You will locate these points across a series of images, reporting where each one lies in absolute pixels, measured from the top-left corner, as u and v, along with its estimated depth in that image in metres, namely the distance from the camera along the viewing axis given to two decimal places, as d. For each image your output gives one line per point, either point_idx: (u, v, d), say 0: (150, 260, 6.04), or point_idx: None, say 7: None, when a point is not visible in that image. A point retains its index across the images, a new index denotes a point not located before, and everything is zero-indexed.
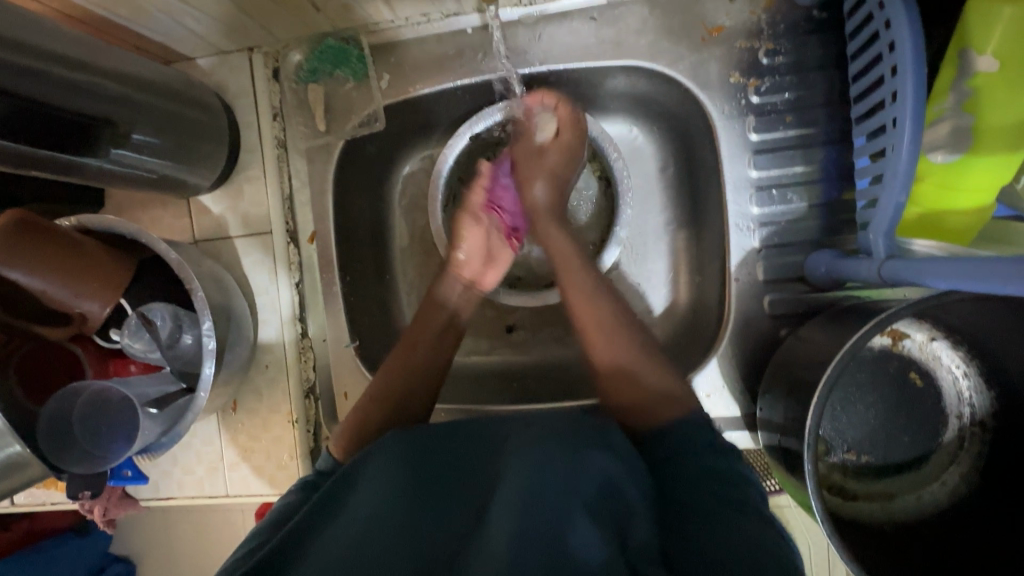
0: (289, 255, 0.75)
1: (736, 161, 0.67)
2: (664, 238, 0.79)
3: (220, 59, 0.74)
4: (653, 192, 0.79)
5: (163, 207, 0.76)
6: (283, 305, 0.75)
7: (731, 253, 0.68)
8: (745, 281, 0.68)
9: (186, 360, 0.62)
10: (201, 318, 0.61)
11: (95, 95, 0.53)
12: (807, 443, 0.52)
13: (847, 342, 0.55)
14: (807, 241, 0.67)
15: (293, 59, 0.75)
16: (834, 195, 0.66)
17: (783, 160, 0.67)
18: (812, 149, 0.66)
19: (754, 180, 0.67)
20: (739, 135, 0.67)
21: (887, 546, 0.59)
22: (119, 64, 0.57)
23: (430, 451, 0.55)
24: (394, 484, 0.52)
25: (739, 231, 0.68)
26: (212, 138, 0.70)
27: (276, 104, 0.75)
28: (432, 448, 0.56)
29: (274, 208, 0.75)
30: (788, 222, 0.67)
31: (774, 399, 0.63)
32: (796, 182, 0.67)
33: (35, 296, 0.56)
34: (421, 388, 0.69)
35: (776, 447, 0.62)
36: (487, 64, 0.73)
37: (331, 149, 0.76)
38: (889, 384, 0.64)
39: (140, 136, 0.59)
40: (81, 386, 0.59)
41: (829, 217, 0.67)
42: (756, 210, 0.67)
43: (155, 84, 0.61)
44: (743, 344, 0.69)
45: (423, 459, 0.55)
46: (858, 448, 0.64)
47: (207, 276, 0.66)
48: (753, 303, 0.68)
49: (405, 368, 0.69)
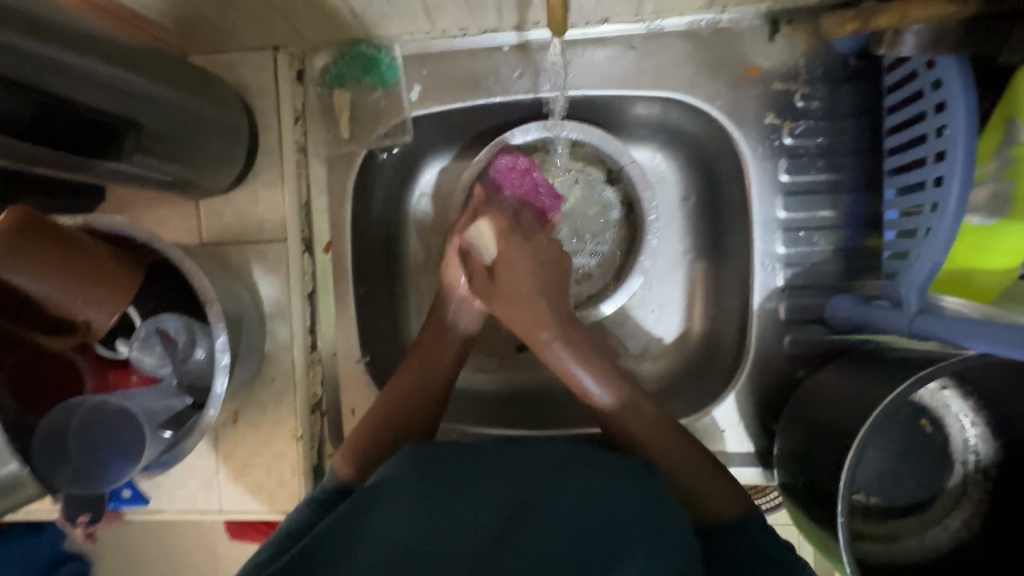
0: (304, 265, 0.73)
1: (766, 201, 0.68)
2: (682, 268, 0.79)
3: (243, 55, 0.70)
4: (674, 221, 0.79)
5: (170, 207, 0.72)
6: (295, 317, 0.72)
7: (755, 291, 0.69)
8: (766, 318, 0.69)
9: (197, 375, 0.59)
10: (216, 333, 0.58)
11: (124, 91, 0.50)
12: (841, 493, 0.53)
13: (868, 390, 0.56)
14: (826, 284, 0.68)
15: (319, 63, 0.73)
16: (857, 240, 0.67)
17: (810, 203, 0.68)
18: (838, 194, 0.67)
19: (783, 220, 0.68)
20: (771, 175, 0.68)
21: None
22: (143, 59, 0.53)
23: (455, 462, 0.53)
24: (416, 488, 0.50)
25: (764, 269, 0.69)
26: (230, 139, 0.67)
27: (298, 107, 0.72)
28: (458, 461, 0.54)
29: (290, 214, 0.72)
30: (812, 263, 0.68)
31: (791, 441, 0.64)
32: (823, 225, 0.68)
33: (35, 301, 0.52)
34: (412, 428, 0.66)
35: (791, 488, 0.63)
36: (522, 83, 0.72)
37: (353, 158, 0.74)
38: (900, 429, 0.65)
39: (155, 137, 0.55)
40: (80, 400, 0.55)
41: (851, 262, 0.68)
42: (782, 250, 0.68)
43: (179, 81, 0.58)
44: (760, 380, 0.69)
45: (442, 465, 0.53)
46: (866, 488, 0.66)
47: (220, 284, 0.63)
48: (773, 343, 0.69)
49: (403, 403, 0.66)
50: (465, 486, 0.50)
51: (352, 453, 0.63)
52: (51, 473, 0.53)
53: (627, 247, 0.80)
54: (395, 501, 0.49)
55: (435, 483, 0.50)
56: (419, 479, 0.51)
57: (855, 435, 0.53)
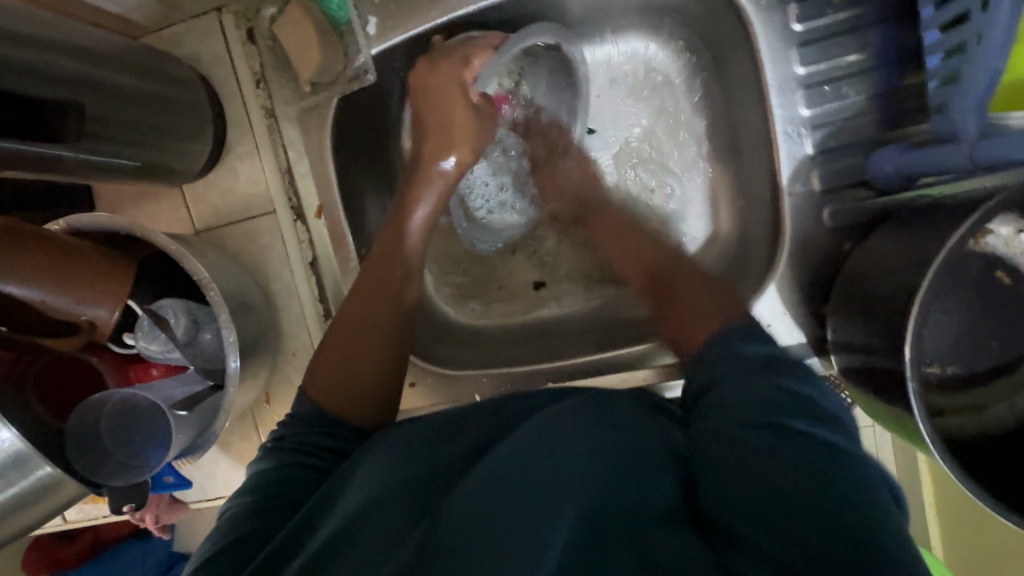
0: (299, 233, 0.70)
1: (779, 59, 0.59)
2: (697, 163, 0.74)
3: (188, 26, 0.67)
4: (677, 111, 0.75)
5: (157, 200, 0.70)
6: (301, 287, 0.70)
7: (782, 166, 0.61)
8: (800, 194, 0.61)
9: (209, 356, 0.58)
10: (217, 313, 0.57)
11: (49, 72, 0.48)
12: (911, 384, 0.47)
13: (926, 242, 0.49)
14: (867, 142, 0.60)
15: (267, 14, 0.68)
16: (896, 82, 0.58)
17: (831, 50, 0.59)
18: (863, 32, 0.58)
19: (803, 76, 0.59)
20: (782, 27, 0.59)
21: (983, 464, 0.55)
22: (75, 40, 0.51)
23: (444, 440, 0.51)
24: (397, 465, 0.48)
25: (789, 138, 0.60)
26: (193, 117, 0.64)
27: (256, 69, 0.68)
28: (444, 437, 0.51)
29: (273, 184, 0.69)
30: (844, 121, 0.60)
31: (847, 320, 0.57)
32: (851, 71, 0.59)
33: (32, 307, 0.52)
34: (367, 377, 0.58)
35: (852, 371, 0.57)
36: None
37: (323, 111, 0.68)
38: (972, 287, 0.58)
39: (110, 119, 0.54)
40: (104, 396, 0.55)
41: (892, 108, 0.59)
42: (806, 111, 0.60)
43: (119, 61, 0.55)
44: (804, 262, 0.62)
45: (427, 440, 0.51)
46: (940, 360, 0.59)
47: (214, 265, 0.62)
48: (812, 220, 0.61)
49: (347, 337, 0.59)
50: (452, 459, 0.48)
51: (333, 377, 0.57)
52: (93, 470, 0.54)
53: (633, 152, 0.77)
54: (376, 474, 0.47)
55: (406, 466, 0.47)
56: (391, 460, 0.48)
57: (914, 292, 0.47)
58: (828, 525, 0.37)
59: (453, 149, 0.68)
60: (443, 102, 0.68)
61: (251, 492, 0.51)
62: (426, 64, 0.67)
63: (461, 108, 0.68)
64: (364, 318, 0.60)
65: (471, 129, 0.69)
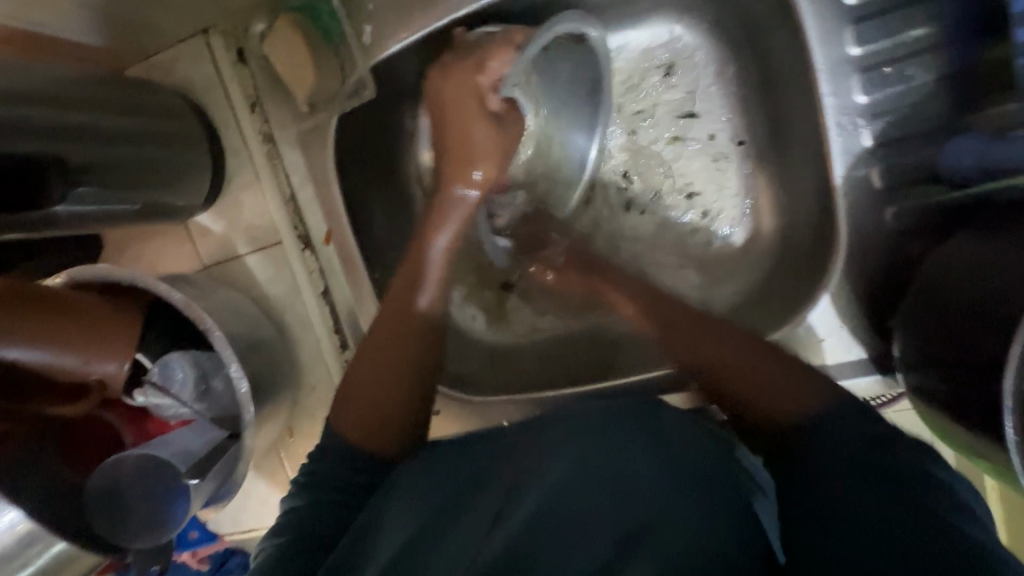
0: (308, 263, 0.66)
1: (830, 39, 0.50)
2: (734, 157, 0.67)
3: (177, 51, 0.63)
4: (713, 100, 0.67)
5: (163, 236, 0.68)
6: (315, 319, 0.67)
7: (835, 162, 0.52)
8: (858, 193, 0.53)
9: (224, 404, 0.57)
10: (226, 361, 0.54)
11: (32, 128, 0.45)
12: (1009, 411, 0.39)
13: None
14: (931, 128, 0.53)
15: (257, 31, 0.62)
16: (966, 56, 0.51)
17: (892, 24, 0.51)
18: (930, 0, 0.50)
19: (857, 59, 0.51)
20: (834, 1, 0.50)
21: None
22: (56, 87, 0.48)
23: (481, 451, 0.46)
24: (443, 496, 0.42)
25: (843, 130, 0.52)
26: (190, 151, 0.61)
27: (250, 91, 0.64)
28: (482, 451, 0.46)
29: (277, 213, 0.65)
30: (906, 106, 0.52)
31: (916, 337, 0.50)
32: (914, 50, 0.51)
33: (39, 371, 0.50)
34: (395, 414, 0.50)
35: (929, 395, 0.49)
36: None
37: (324, 131, 0.61)
38: None
39: (101, 165, 0.51)
40: (117, 458, 0.53)
41: (961, 89, 0.51)
42: (863, 98, 0.52)
43: (104, 101, 0.52)
44: (864, 268, 0.55)
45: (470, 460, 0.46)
46: None
47: (222, 306, 0.60)
48: (870, 221, 0.54)
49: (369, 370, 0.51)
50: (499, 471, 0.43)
51: (354, 416, 0.50)
52: (117, 535, 0.52)
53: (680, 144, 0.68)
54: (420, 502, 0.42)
55: (449, 495, 0.42)
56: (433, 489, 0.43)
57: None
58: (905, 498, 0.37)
59: (475, 164, 0.58)
60: (452, 111, 0.58)
61: (284, 523, 0.46)
62: (442, 65, 0.59)
63: (479, 122, 0.58)
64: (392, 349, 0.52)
65: (498, 146, 0.59)
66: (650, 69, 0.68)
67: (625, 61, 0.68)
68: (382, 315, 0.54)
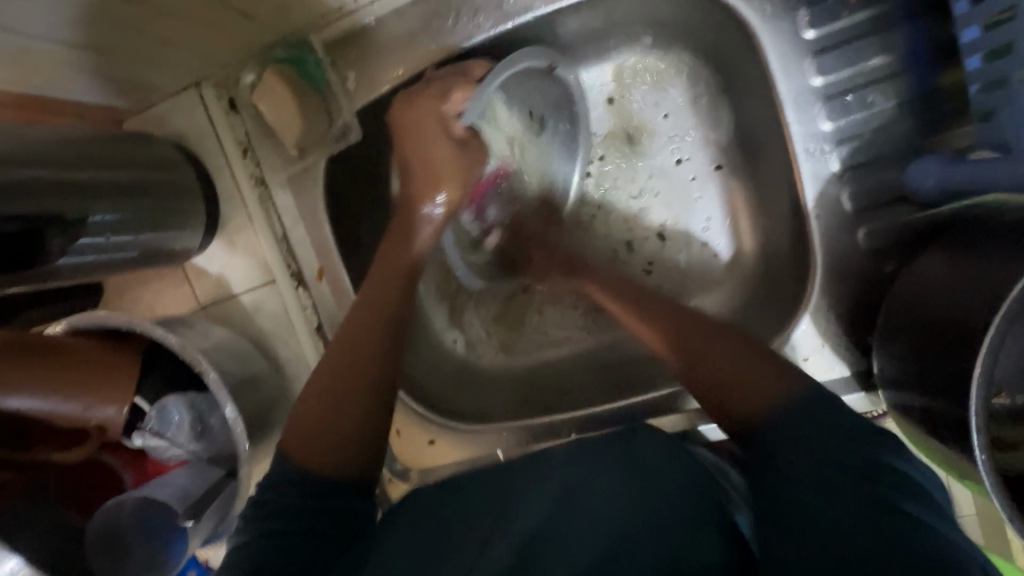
0: (301, 300, 0.68)
1: (792, 72, 0.53)
2: (712, 181, 0.69)
3: (171, 103, 0.66)
4: (689, 127, 0.69)
5: (160, 279, 0.70)
6: (309, 354, 0.68)
7: (806, 187, 0.55)
8: (830, 215, 0.55)
9: (221, 444, 0.58)
10: (221, 402, 0.55)
11: (33, 187, 0.47)
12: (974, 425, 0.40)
13: (992, 274, 0.42)
14: (901, 150, 0.54)
15: (247, 81, 0.65)
16: (928, 82, 0.52)
17: (852, 54, 0.52)
18: (887, 30, 0.52)
19: (820, 89, 0.53)
20: (791, 37, 0.53)
21: None
22: (57, 146, 0.51)
23: (469, 492, 0.47)
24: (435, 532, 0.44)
25: (811, 156, 0.54)
26: (185, 197, 0.63)
27: (241, 138, 0.67)
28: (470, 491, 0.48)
29: (270, 252, 0.67)
30: (873, 131, 0.54)
31: (894, 355, 0.51)
32: (875, 78, 0.53)
33: (42, 418, 0.52)
34: (353, 443, 0.50)
35: (908, 412, 0.50)
36: (460, 30, 0.62)
37: (314, 174, 0.66)
38: None
39: (99, 217, 0.53)
40: (120, 499, 0.54)
41: (925, 112, 0.53)
42: (828, 125, 0.54)
43: (101, 156, 0.54)
44: (842, 288, 0.56)
45: (453, 500, 0.47)
46: (1009, 388, 0.52)
47: (218, 346, 0.61)
48: (845, 243, 0.55)
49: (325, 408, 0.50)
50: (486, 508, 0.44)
51: (319, 439, 0.49)
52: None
53: (660, 164, 0.70)
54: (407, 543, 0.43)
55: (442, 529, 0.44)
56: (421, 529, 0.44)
57: (992, 321, 0.40)
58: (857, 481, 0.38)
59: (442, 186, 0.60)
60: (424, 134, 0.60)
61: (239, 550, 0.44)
62: (415, 99, 0.60)
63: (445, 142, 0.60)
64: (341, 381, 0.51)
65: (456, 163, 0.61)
66: (627, 99, 0.71)
67: (598, 91, 0.71)
68: (351, 328, 0.55)
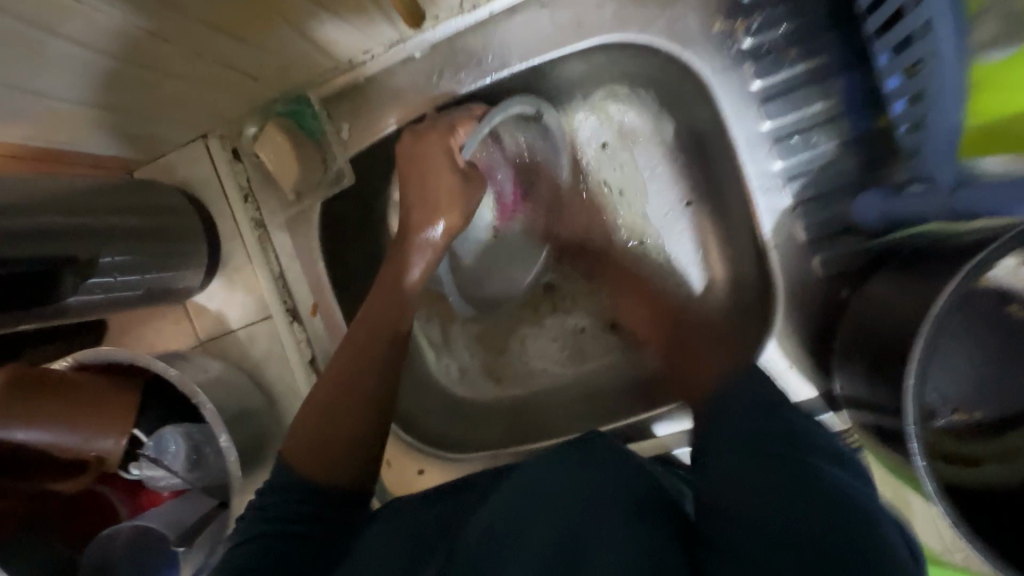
0: (296, 334, 0.71)
1: (743, 118, 0.59)
2: (682, 217, 0.74)
3: (179, 153, 0.71)
4: (659, 168, 0.75)
5: (162, 316, 0.73)
6: (302, 387, 0.71)
7: (763, 220, 0.60)
8: (787, 246, 0.60)
9: (214, 474, 0.60)
10: (216, 431, 0.58)
11: (52, 232, 0.52)
12: (913, 432, 0.43)
13: (918, 295, 0.46)
14: (850, 184, 0.58)
15: (250, 133, 0.71)
16: (868, 124, 0.57)
17: (797, 101, 0.58)
18: (826, 80, 0.58)
19: (769, 132, 0.59)
20: (738, 88, 0.59)
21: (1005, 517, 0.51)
22: (74, 195, 0.55)
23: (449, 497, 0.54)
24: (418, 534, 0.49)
25: (766, 192, 0.59)
26: (189, 239, 0.67)
27: (244, 184, 0.72)
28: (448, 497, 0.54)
29: (267, 290, 0.71)
30: (820, 169, 0.59)
31: (852, 375, 0.54)
32: (819, 121, 0.58)
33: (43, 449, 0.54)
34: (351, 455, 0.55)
35: (868, 428, 0.53)
36: (445, 85, 0.68)
37: (309, 216, 0.71)
38: (985, 324, 0.54)
39: (110, 258, 0.57)
40: (116, 529, 0.56)
41: (870, 150, 0.58)
42: (779, 164, 0.59)
43: (113, 202, 0.59)
44: (801, 312, 0.60)
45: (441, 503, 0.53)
46: (965, 404, 0.56)
47: (216, 379, 0.64)
48: (801, 271, 0.60)
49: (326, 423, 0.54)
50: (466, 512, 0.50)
51: (310, 447, 0.54)
52: None
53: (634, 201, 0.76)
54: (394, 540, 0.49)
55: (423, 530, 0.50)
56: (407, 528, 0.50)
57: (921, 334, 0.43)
58: (852, 518, 0.38)
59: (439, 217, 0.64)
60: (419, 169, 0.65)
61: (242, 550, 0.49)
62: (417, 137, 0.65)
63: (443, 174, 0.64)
64: (343, 396, 0.56)
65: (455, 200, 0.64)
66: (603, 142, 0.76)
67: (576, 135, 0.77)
68: (351, 349, 0.58)
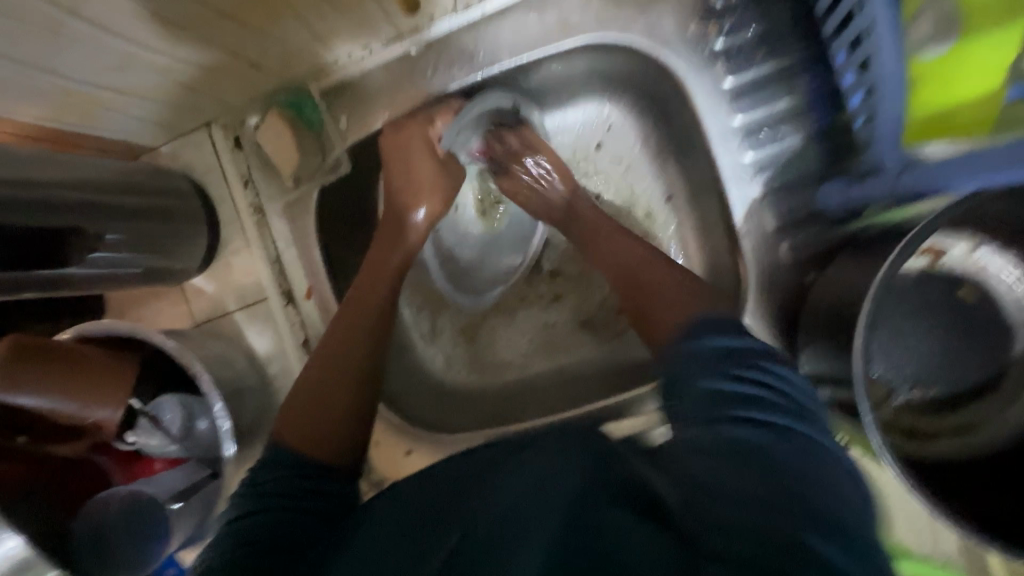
0: (290, 317, 0.74)
1: (715, 113, 0.63)
2: (663, 210, 0.78)
3: (183, 141, 0.75)
4: (640, 163, 0.79)
5: (159, 298, 0.76)
6: (295, 367, 0.74)
7: (734, 208, 0.64)
8: (756, 233, 0.63)
9: (205, 445, 0.63)
10: (211, 401, 0.60)
11: (60, 205, 0.54)
12: (859, 392, 0.47)
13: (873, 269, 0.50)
14: (813, 175, 0.63)
15: (252, 122, 0.74)
16: (829, 120, 0.62)
17: (765, 97, 0.63)
18: (792, 78, 0.62)
19: (740, 126, 0.63)
20: (712, 84, 0.63)
21: (956, 487, 0.55)
22: (81, 172, 0.58)
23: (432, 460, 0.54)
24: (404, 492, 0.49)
25: (739, 181, 0.63)
26: (189, 221, 0.70)
27: (244, 171, 0.75)
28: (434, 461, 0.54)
29: (263, 273, 0.74)
30: (786, 161, 0.63)
31: (816, 352, 0.57)
32: (785, 116, 0.63)
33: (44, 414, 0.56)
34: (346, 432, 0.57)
35: (831, 402, 0.57)
36: (438, 79, 0.72)
37: (306, 202, 0.73)
38: (937, 305, 0.58)
39: (112, 235, 0.60)
40: (109, 496, 0.58)
41: (831, 144, 0.62)
42: (750, 156, 0.63)
43: (118, 182, 0.62)
44: (771, 296, 0.64)
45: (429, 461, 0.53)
46: (921, 382, 0.59)
47: (211, 355, 0.66)
48: (770, 256, 0.64)
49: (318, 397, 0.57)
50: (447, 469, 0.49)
51: (300, 416, 0.56)
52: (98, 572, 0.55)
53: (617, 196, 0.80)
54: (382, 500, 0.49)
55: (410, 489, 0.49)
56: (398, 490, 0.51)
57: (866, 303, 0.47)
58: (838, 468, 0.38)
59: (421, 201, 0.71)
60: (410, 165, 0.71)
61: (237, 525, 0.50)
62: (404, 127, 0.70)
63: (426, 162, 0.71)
64: (336, 371, 0.59)
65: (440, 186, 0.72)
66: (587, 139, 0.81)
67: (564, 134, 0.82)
68: (341, 321, 0.63)
